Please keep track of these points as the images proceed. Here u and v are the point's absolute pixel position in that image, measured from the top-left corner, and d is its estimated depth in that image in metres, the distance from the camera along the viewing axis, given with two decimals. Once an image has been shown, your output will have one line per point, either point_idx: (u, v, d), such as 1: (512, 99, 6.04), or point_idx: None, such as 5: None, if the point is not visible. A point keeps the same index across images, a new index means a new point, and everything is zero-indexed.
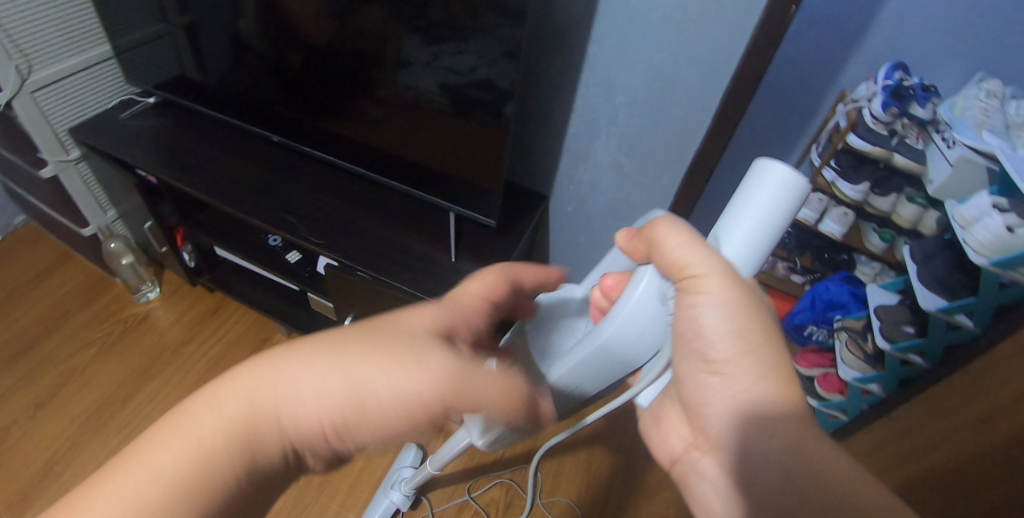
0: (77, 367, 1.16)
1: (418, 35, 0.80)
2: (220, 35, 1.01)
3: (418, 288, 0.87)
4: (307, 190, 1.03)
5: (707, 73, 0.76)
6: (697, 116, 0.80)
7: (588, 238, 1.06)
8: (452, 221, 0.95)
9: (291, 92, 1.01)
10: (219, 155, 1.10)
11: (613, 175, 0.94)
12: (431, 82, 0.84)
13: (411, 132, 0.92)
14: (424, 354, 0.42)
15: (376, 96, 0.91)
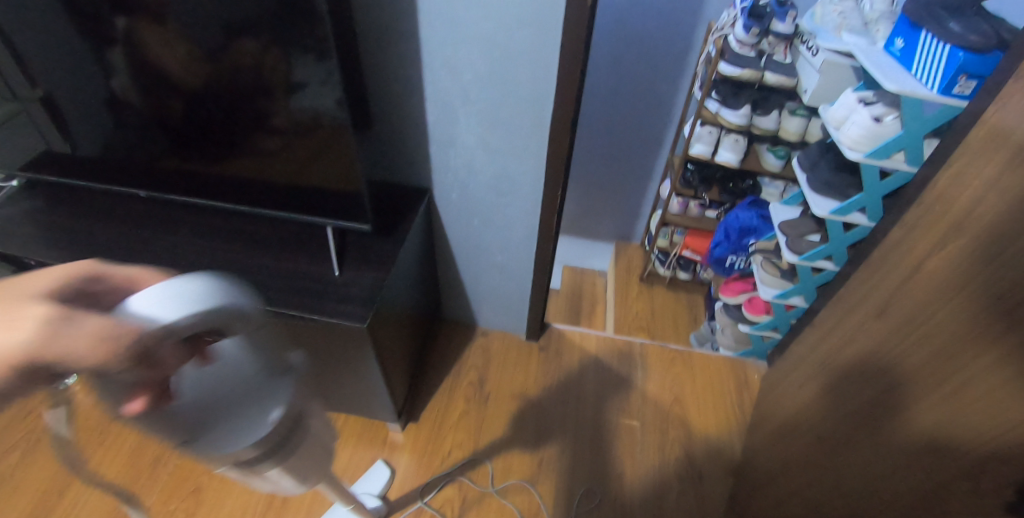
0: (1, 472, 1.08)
1: (309, 53, 0.72)
2: (94, 99, 0.94)
3: (310, 312, 0.83)
4: (203, 241, 0.97)
5: (538, 32, 0.76)
6: (543, 75, 0.81)
7: (482, 221, 1.04)
8: (330, 235, 0.92)
9: (178, 142, 0.94)
10: (114, 229, 1.03)
11: (485, 153, 0.93)
12: (330, 100, 0.77)
13: (316, 159, 0.86)
14: (16, 304, 0.34)
15: (273, 128, 0.84)
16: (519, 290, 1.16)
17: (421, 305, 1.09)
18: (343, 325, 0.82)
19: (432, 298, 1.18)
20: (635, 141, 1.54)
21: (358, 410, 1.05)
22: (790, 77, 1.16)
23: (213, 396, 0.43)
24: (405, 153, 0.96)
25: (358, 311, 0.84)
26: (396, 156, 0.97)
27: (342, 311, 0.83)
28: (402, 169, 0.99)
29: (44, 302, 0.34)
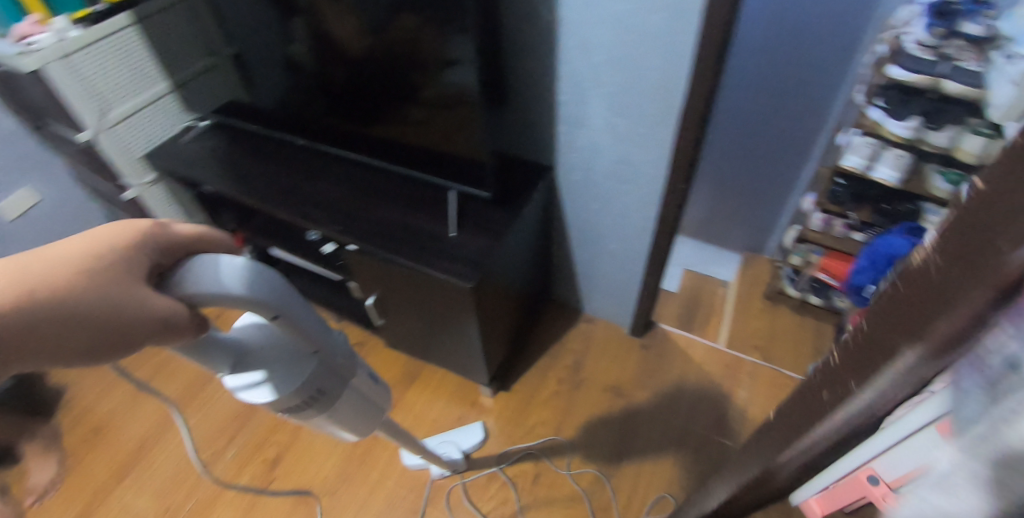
0: (165, 359, 1.28)
1: (464, 33, 0.76)
2: (276, 58, 1.07)
3: (428, 266, 0.89)
4: (345, 189, 1.08)
5: (676, 10, 0.73)
6: (677, 56, 0.77)
7: (601, 206, 1.02)
8: (453, 200, 0.97)
9: (339, 103, 1.05)
10: (274, 170, 1.17)
11: (612, 137, 0.91)
12: (474, 77, 0.81)
13: (455, 129, 0.91)
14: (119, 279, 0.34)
15: (422, 98, 0.90)
16: (628, 284, 1.13)
17: (528, 280, 1.11)
18: (450, 282, 0.87)
19: (542, 277, 1.19)
20: (774, 150, 1.42)
21: (456, 368, 1.11)
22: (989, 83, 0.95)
23: (253, 354, 0.49)
24: (535, 131, 0.98)
25: (464, 272, 0.88)
26: (525, 133, 0.99)
27: (450, 269, 0.88)
28: (529, 146, 1.01)
29: (151, 294, 0.35)
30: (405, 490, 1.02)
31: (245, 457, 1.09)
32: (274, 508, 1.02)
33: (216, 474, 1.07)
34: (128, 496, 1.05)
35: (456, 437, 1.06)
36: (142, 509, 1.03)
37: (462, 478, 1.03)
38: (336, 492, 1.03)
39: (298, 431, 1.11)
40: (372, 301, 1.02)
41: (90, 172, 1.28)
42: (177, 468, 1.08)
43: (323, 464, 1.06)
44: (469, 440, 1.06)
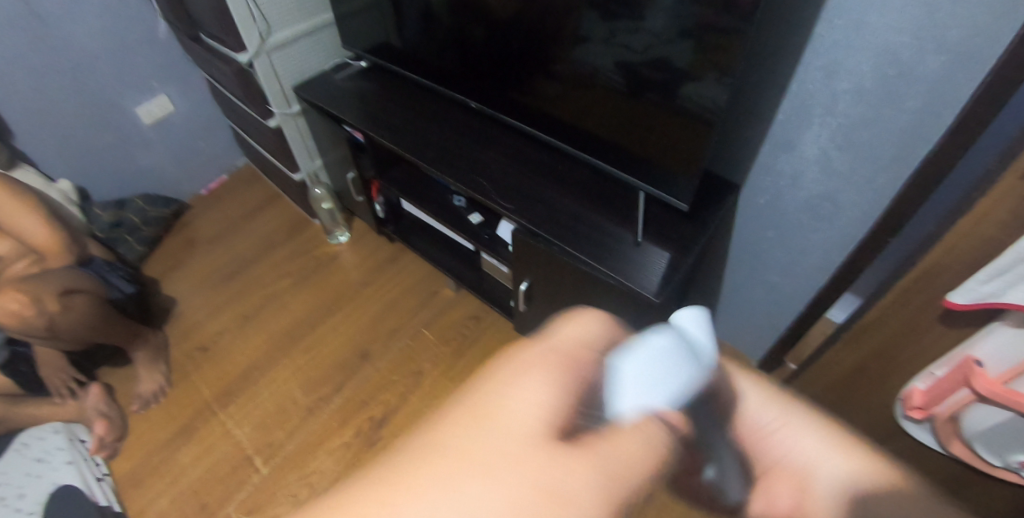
0: (277, 291, 1.26)
1: (596, 11, 0.79)
2: (412, 9, 1.08)
3: (597, 262, 0.87)
4: (505, 161, 1.05)
5: (962, 56, 0.65)
6: (948, 100, 0.69)
7: (779, 233, 0.98)
8: (641, 202, 0.93)
9: (479, 69, 1.05)
10: (426, 124, 1.14)
11: (827, 169, 0.85)
12: (608, 60, 0.84)
13: (590, 107, 0.93)
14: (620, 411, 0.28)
15: (556, 74, 0.93)
16: (779, 315, 1.09)
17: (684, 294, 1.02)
18: (630, 288, 0.84)
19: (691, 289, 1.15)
20: None
21: None
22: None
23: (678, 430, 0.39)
24: (734, 141, 0.93)
25: (650, 282, 0.84)
26: (724, 141, 0.94)
27: (636, 278, 0.85)
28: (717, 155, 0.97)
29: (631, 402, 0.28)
30: None
31: (349, 408, 1.04)
32: None
33: (319, 419, 1.03)
34: (230, 424, 1.03)
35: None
36: (244, 438, 1.01)
37: None
38: None
39: (406, 393, 1.06)
40: (524, 287, 1.01)
41: (237, 92, 1.26)
42: (283, 401, 1.05)
43: None
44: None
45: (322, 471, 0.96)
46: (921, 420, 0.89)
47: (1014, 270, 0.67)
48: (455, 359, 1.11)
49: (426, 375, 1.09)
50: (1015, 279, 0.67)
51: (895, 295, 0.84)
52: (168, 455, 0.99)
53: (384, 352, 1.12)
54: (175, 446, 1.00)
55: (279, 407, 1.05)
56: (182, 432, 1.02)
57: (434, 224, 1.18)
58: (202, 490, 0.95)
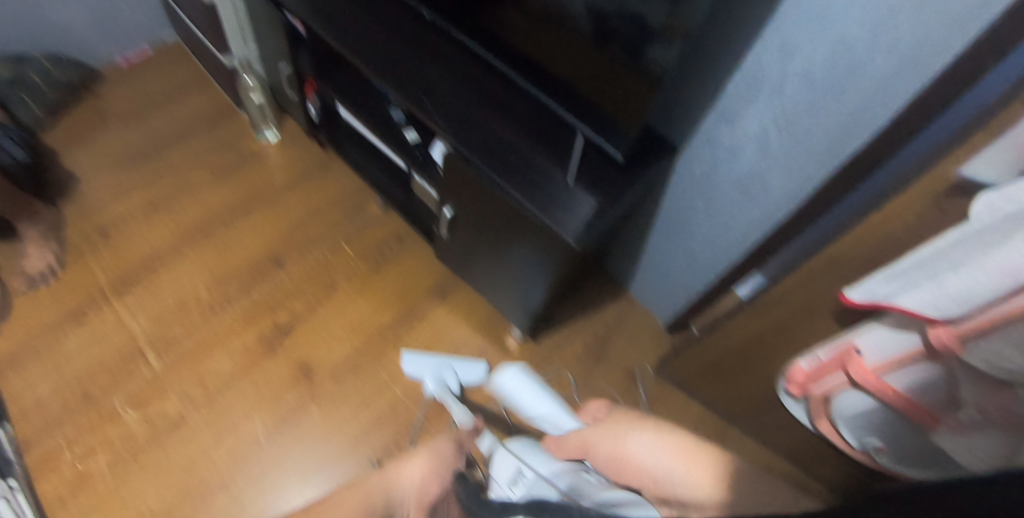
0: (191, 182, 1.21)
1: None
2: None
3: (525, 200, 0.88)
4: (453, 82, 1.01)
5: (909, 65, 0.65)
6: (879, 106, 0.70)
7: (705, 203, 1.01)
8: (579, 145, 0.92)
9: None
10: (376, 28, 1.04)
11: (758, 147, 0.87)
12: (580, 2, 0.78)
13: (552, 47, 0.87)
14: (626, 436, 0.56)
15: (524, 6, 0.87)
16: (691, 281, 1.14)
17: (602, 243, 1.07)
18: (553, 229, 0.86)
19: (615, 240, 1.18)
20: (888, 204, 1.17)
21: (493, 301, 1.12)
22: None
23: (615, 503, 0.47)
24: (680, 105, 0.93)
25: (574, 226, 0.86)
26: (669, 103, 0.93)
27: (558, 220, 0.87)
28: (661, 115, 0.96)
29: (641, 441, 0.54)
30: (412, 403, 0.99)
31: (254, 312, 1.04)
32: (273, 373, 0.98)
33: (220, 319, 1.02)
34: (126, 314, 1.00)
35: (461, 365, 1.02)
36: (139, 330, 0.99)
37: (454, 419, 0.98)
38: (343, 380, 0.99)
39: (315, 303, 1.07)
40: (448, 212, 1.01)
41: None
42: (184, 296, 1.04)
43: (334, 347, 1.03)
44: (472, 375, 1.03)
45: (217, 372, 0.96)
46: (799, 396, 0.95)
47: (906, 274, 0.70)
48: (370, 277, 1.12)
49: (339, 289, 1.09)
50: (909, 283, 0.70)
51: (803, 276, 0.84)
52: (53, 338, 0.96)
53: (298, 259, 1.12)
54: (63, 329, 0.97)
55: (179, 302, 1.03)
56: (72, 316, 0.99)
57: (370, 135, 1.14)
58: (88, 378, 0.93)
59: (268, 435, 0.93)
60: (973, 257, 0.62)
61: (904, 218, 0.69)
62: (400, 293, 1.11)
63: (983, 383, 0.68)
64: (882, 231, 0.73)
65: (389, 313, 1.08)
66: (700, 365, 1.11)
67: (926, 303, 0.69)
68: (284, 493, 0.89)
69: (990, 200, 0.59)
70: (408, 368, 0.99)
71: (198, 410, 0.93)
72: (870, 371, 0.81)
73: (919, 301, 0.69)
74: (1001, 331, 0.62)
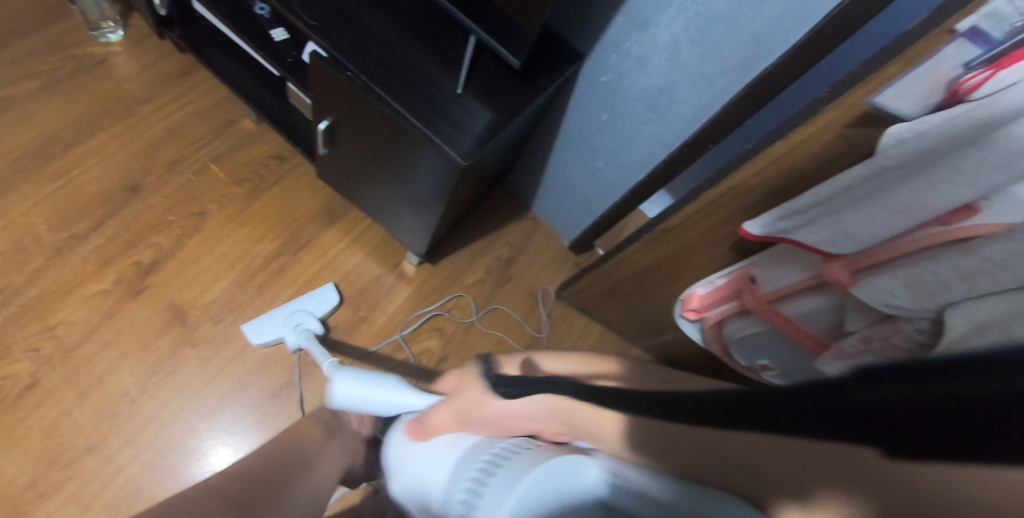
0: (18, 95, 1.01)
1: None
2: None
3: (409, 116, 0.77)
4: None
5: None
6: (797, 15, 0.62)
7: (613, 118, 0.92)
8: (470, 48, 0.79)
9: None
10: None
11: (667, 57, 0.77)
12: None
13: None
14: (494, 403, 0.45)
15: None
16: (598, 203, 1.10)
17: (503, 161, 0.99)
18: (443, 151, 0.76)
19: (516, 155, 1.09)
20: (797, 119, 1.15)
21: (386, 224, 1.05)
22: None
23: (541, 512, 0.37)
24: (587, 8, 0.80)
25: (465, 147, 0.77)
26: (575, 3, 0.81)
27: (447, 137, 0.77)
28: (564, 13, 0.83)
29: (510, 403, 0.44)
30: None
31: (111, 250, 0.94)
32: (141, 318, 0.91)
33: (69, 263, 0.92)
34: None
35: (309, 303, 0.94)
36: None
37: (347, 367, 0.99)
38: (223, 321, 0.94)
39: (183, 237, 0.98)
40: (324, 126, 0.88)
41: None
42: (21, 237, 0.92)
43: (210, 285, 0.96)
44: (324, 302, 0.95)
45: (70, 322, 0.89)
46: (695, 320, 0.95)
47: (807, 208, 0.66)
48: (246, 202, 1.03)
49: (211, 218, 1.00)
50: (811, 218, 0.67)
51: (701, 206, 0.81)
52: None
53: (159, 188, 1.00)
54: None
55: (16, 244, 0.92)
56: None
57: (232, 35, 0.96)
58: None
59: (140, 388, 0.88)
60: (878, 194, 0.59)
61: (807, 150, 0.64)
62: (283, 220, 1.03)
63: (868, 308, 0.68)
64: (780, 163, 0.68)
65: (271, 242, 1.01)
66: (600, 290, 1.10)
67: (823, 238, 0.66)
68: (163, 444, 0.86)
69: (894, 132, 0.54)
70: (256, 340, 0.89)
71: (54, 368, 0.86)
72: (761, 298, 0.79)
73: (818, 235, 0.67)
74: (897, 266, 0.60)
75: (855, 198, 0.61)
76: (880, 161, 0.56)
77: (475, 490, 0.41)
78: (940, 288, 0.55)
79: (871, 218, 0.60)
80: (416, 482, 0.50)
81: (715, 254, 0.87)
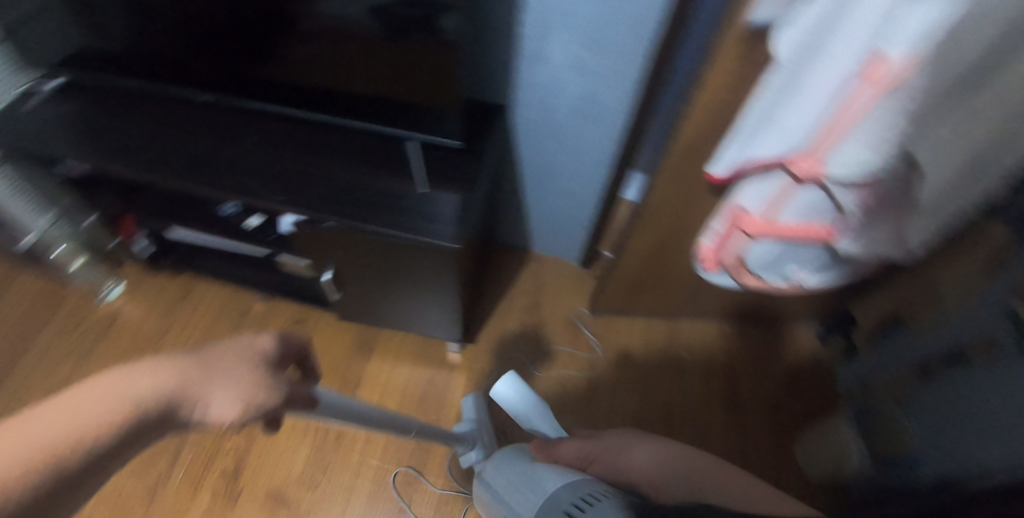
0: (62, 378, 1.10)
1: None
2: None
3: (389, 229, 0.85)
4: (268, 150, 0.95)
5: None
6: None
7: (556, 143, 1.03)
8: (415, 149, 0.94)
9: (213, 48, 0.89)
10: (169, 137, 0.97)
11: (573, 71, 0.90)
12: (364, 6, 0.75)
13: (352, 69, 0.85)
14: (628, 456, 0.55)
15: (307, 34, 0.82)
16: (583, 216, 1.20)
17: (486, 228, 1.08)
18: (434, 245, 0.84)
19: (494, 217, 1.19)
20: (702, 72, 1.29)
21: (414, 328, 1.11)
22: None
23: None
24: (495, 69, 0.94)
25: (448, 232, 0.85)
26: (483, 71, 0.95)
27: (429, 229, 0.85)
28: (480, 82, 0.97)
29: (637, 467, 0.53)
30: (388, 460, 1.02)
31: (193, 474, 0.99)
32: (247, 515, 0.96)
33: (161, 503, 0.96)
34: None
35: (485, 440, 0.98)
36: None
37: (438, 490, 1.00)
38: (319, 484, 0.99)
39: (251, 429, 1.04)
40: (329, 275, 0.96)
41: None
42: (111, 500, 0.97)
43: (295, 457, 1.01)
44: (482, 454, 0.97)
45: None
46: (716, 268, 1.01)
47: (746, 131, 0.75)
48: None
49: None
50: (753, 137, 0.75)
51: (667, 172, 0.91)
52: None
53: None
54: None
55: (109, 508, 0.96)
56: None
57: (213, 241, 1.06)
58: None
59: None
60: (794, 89, 0.67)
61: (723, 82, 0.76)
62: (329, 371, 1.11)
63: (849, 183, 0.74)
64: (706, 101, 0.79)
65: None
66: (622, 292, 1.19)
67: (774, 146, 0.73)
68: None
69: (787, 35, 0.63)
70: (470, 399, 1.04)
71: None
72: (761, 221, 0.86)
73: (769, 147, 0.74)
74: (849, 133, 0.64)
75: (781, 99, 0.69)
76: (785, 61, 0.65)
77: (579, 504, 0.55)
78: (896, 131, 0.62)
79: (806, 107, 0.68)
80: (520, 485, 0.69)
81: (701, 204, 0.96)
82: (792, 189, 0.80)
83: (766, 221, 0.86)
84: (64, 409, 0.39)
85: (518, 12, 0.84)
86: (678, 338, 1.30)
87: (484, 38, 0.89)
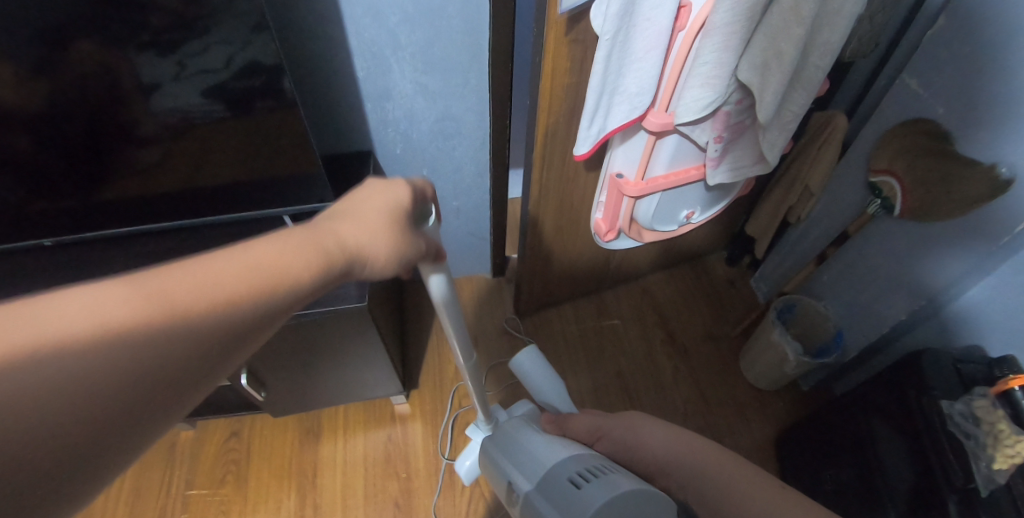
0: None
1: (153, 50, 0.65)
2: None
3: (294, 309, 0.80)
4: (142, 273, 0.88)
5: None
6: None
7: (431, 169, 1.08)
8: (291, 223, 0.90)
9: (49, 191, 0.79)
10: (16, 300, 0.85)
11: (423, 96, 0.93)
12: (196, 94, 0.71)
13: (204, 159, 0.80)
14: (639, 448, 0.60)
15: (144, 139, 0.76)
16: (480, 228, 1.24)
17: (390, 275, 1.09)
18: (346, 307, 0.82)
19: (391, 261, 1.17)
20: None
21: (355, 395, 1.09)
22: (833, 47, 0.75)
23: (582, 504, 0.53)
24: (347, 120, 0.95)
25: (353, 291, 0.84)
26: (335, 126, 0.96)
27: (334, 296, 0.83)
28: (336, 135, 0.97)
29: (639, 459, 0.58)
30: None
31: None
32: None
33: None
34: None
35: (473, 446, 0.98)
36: None
37: None
38: None
39: None
40: (245, 377, 0.91)
41: None
42: None
43: None
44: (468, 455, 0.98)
45: None
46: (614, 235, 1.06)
47: (596, 109, 0.79)
48: (241, 490, 1.10)
49: None
50: (604, 111, 0.80)
51: (538, 168, 0.96)
52: None
53: None
54: None
55: None
56: None
57: None
58: None
59: None
60: (623, 57, 0.73)
61: (562, 68, 0.80)
62: (281, 472, 1.11)
63: (700, 122, 0.82)
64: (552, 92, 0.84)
65: (289, 496, 1.09)
66: (539, 287, 1.26)
67: (625, 112, 0.79)
68: None
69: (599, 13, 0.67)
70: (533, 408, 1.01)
71: None
72: (638, 181, 0.91)
73: (621, 113, 0.79)
74: (685, 79, 0.76)
75: (616, 71, 0.74)
76: (608, 36, 0.68)
77: (580, 477, 0.58)
78: (718, 68, 0.73)
79: (639, 67, 0.74)
80: (522, 459, 0.71)
81: (579, 185, 1.02)
82: (652, 144, 0.87)
83: (642, 179, 0.91)
84: (236, 262, 0.40)
85: (349, 61, 0.85)
86: (604, 309, 1.37)
87: (324, 94, 0.89)
